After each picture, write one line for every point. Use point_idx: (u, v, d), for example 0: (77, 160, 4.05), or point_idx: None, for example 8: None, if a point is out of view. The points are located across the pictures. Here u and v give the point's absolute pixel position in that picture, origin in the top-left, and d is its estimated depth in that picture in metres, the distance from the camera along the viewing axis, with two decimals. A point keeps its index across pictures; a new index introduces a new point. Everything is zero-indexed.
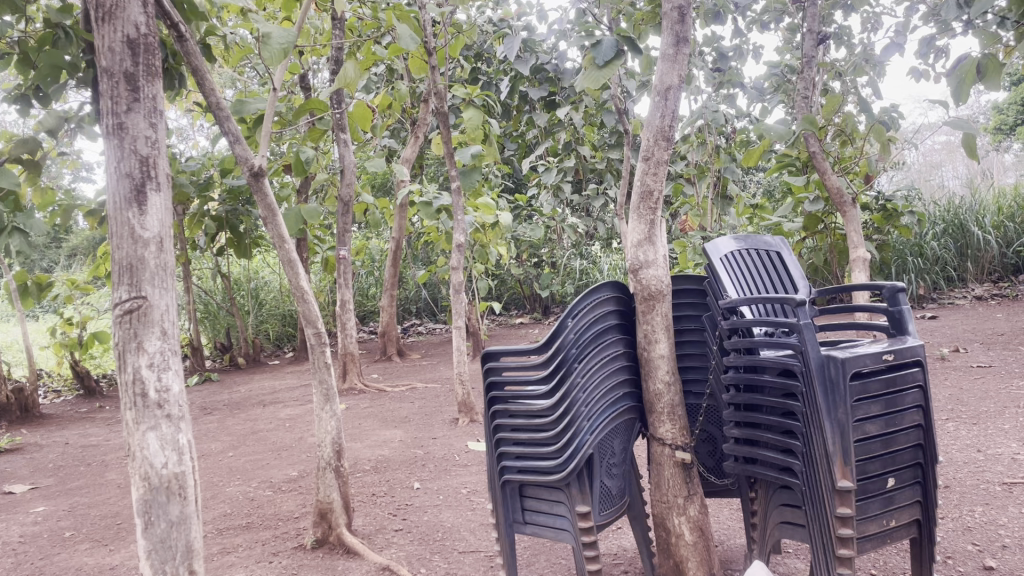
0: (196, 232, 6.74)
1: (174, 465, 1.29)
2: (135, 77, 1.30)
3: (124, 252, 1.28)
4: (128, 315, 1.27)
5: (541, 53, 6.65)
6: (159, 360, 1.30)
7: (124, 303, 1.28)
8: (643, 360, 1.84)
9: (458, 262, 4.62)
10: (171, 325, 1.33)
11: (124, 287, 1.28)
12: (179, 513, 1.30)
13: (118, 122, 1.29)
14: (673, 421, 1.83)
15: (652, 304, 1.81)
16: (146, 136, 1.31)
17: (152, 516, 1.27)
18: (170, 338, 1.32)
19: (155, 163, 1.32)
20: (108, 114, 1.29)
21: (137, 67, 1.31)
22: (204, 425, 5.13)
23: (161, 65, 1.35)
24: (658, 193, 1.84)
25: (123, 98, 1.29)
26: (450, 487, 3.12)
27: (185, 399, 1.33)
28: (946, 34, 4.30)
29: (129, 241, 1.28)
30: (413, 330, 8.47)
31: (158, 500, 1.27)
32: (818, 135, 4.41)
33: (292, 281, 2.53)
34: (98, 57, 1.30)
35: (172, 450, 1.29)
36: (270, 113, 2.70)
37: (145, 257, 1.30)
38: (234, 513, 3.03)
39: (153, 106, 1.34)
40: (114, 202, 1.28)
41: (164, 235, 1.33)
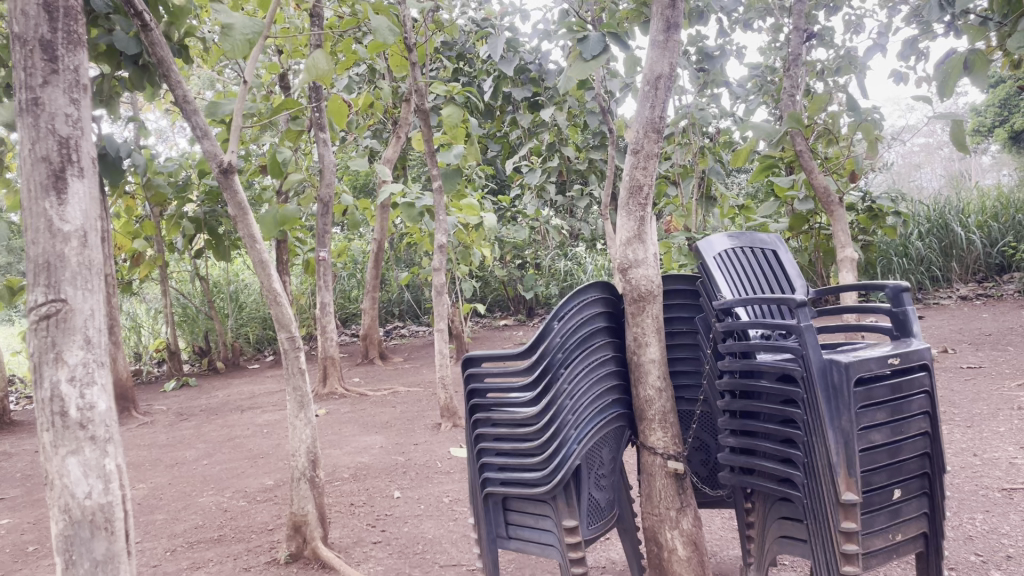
0: (173, 233, 6.58)
1: (100, 496, 1.22)
2: (53, 45, 1.24)
3: (41, 249, 1.21)
4: (45, 321, 1.20)
5: (524, 53, 6.56)
6: (82, 373, 1.22)
7: (40, 307, 1.20)
8: (633, 364, 1.74)
9: (440, 265, 4.50)
10: (95, 325, 1.25)
11: (41, 288, 1.20)
12: (104, 551, 1.22)
13: (33, 96, 1.22)
14: (664, 429, 1.73)
15: (642, 306, 1.71)
16: (66, 114, 1.24)
17: (74, 554, 1.20)
18: (95, 347, 1.25)
19: (76, 145, 1.25)
20: (23, 88, 1.22)
21: (55, 33, 1.24)
22: (179, 431, 5.00)
23: (85, 35, 1.29)
24: (648, 188, 1.74)
25: (39, 69, 1.22)
26: (432, 496, 3.01)
27: (112, 418, 1.26)
28: (929, 36, 4.25)
29: (46, 235, 1.20)
30: (396, 333, 8.34)
31: (80, 536, 1.20)
32: (804, 133, 4.33)
33: (264, 284, 2.40)
34: (12, 24, 1.24)
35: (96, 478, 1.22)
36: (240, 109, 2.57)
37: (65, 253, 1.22)
38: (206, 524, 2.90)
39: (75, 79, 1.27)
40: (29, 191, 1.21)
41: (88, 227, 1.25)
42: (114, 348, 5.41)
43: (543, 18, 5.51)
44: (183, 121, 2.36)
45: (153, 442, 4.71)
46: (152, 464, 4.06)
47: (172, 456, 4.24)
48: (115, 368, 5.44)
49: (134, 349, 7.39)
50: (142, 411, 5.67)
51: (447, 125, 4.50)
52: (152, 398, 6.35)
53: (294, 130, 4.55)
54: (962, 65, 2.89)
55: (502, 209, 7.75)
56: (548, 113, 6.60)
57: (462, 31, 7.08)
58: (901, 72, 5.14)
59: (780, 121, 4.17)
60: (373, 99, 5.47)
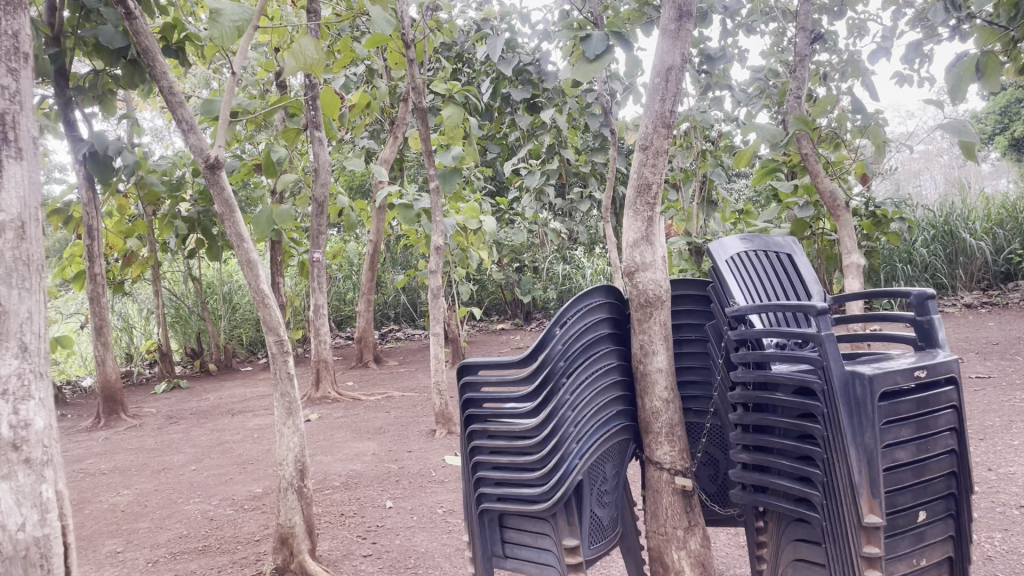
0: (166, 234, 6.46)
1: (34, 528, 1.28)
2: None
3: None
4: None
5: (524, 53, 6.47)
6: (16, 387, 1.29)
7: None
8: (639, 374, 1.64)
9: (437, 267, 4.40)
10: (35, 320, 1.35)
11: None
12: None
13: None
14: (671, 443, 1.63)
15: (649, 312, 1.61)
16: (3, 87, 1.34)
17: None
18: (30, 356, 1.32)
19: (13, 125, 1.35)
20: None
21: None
22: (168, 434, 4.89)
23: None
24: (657, 187, 1.64)
25: None
26: (425, 506, 2.90)
27: (47, 435, 1.33)
28: (932, 40, 4.18)
29: None
30: (391, 336, 8.24)
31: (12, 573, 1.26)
32: (810, 136, 4.22)
33: (251, 284, 2.31)
34: None
35: (30, 510, 1.28)
36: (228, 104, 2.47)
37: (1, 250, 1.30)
38: (190, 534, 2.80)
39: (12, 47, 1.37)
40: None
41: (24, 216, 1.34)
42: (103, 349, 5.32)
43: (544, 19, 5.43)
44: (168, 114, 2.25)
45: (142, 446, 4.61)
46: (138, 469, 3.97)
47: (159, 461, 4.13)
48: (104, 369, 5.34)
49: (126, 350, 7.30)
50: (132, 414, 5.57)
51: (447, 125, 4.41)
52: (142, 400, 6.25)
53: (291, 128, 4.48)
54: (974, 67, 2.76)
55: (500, 211, 7.65)
56: (548, 114, 6.53)
57: (462, 31, 6.99)
58: (904, 77, 5.06)
59: (786, 123, 4.07)
60: (371, 99, 5.40)
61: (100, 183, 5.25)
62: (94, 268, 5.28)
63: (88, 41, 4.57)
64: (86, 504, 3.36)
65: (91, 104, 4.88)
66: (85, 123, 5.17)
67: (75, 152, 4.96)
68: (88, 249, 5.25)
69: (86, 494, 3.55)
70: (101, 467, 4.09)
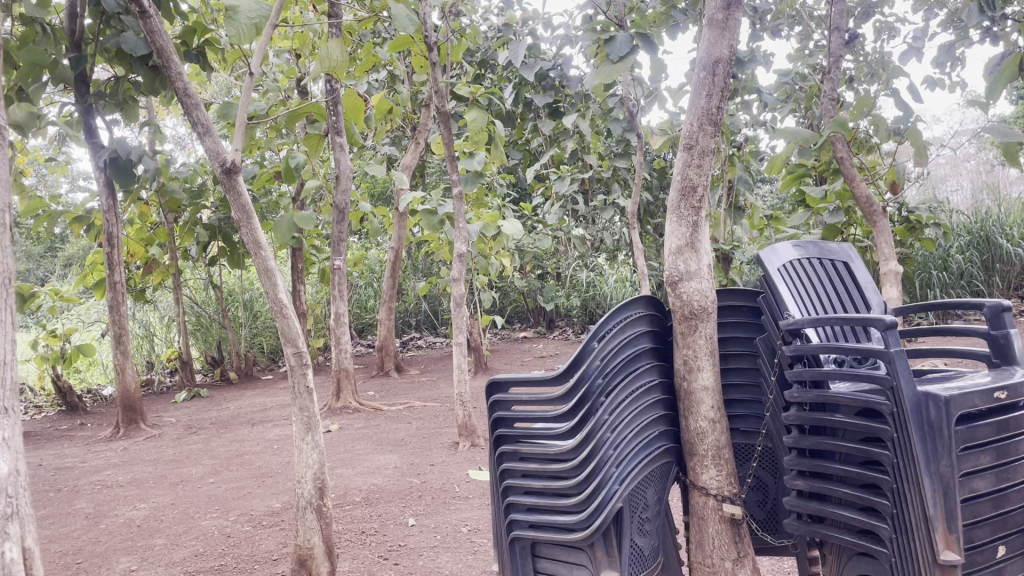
0: (187, 241, 6.42)
1: None
2: None
3: None
4: None
5: (546, 59, 6.37)
6: None
7: None
8: (683, 392, 1.52)
9: (460, 275, 4.29)
10: (3, 343, 1.48)
11: None
12: None
13: None
14: (718, 467, 1.51)
15: (694, 324, 1.49)
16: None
17: None
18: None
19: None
20: None
21: None
22: (187, 445, 4.82)
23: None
24: (702, 189, 1.51)
25: None
26: (449, 525, 2.79)
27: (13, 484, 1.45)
28: (966, 42, 4.02)
29: None
30: (412, 344, 8.14)
31: None
32: (846, 138, 4.04)
33: (269, 294, 2.21)
34: None
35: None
36: (245, 108, 2.38)
37: None
38: (206, 552, 2.70)
39: None
40: None
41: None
42: (122, 357, 5.26)
43: (567, 24, 5.32)
44: (182, 116, 2.15)
45: (161, 456, 4.54)
46: (155, 481, 3.88)
47: (177, 473, 4.05)
48: (124, 378, 5.29)
49: (147, 358, 7.24)
50: (151, 423, 5.51)
51: (471, 128, 4.30)
52: (162, 409, 6.20)
53: (313, 134, 4.39)
54: (1019, 65, 2.58)
55: (523, 218, 7.54)
56: (570, 120, 6.42)
57: (485, 38, 6.92)
58: (934, 79, 4.91)
59: (822, 125, 3.91)
60: (392, 105, 5.32)
61: (120, 190, 5.22)
62: (114, 276, 5.23)
63: (110, 48, 4.55)
64: (101, 518, 3.27)
65: (111, 111, 4.84)
66: (107, 130, 5.13)
67: (96, 159, 4.93)
68: (108, 256, 5.21)
69: (101, 508, 3.47)
70: (118, 479, 4.02)
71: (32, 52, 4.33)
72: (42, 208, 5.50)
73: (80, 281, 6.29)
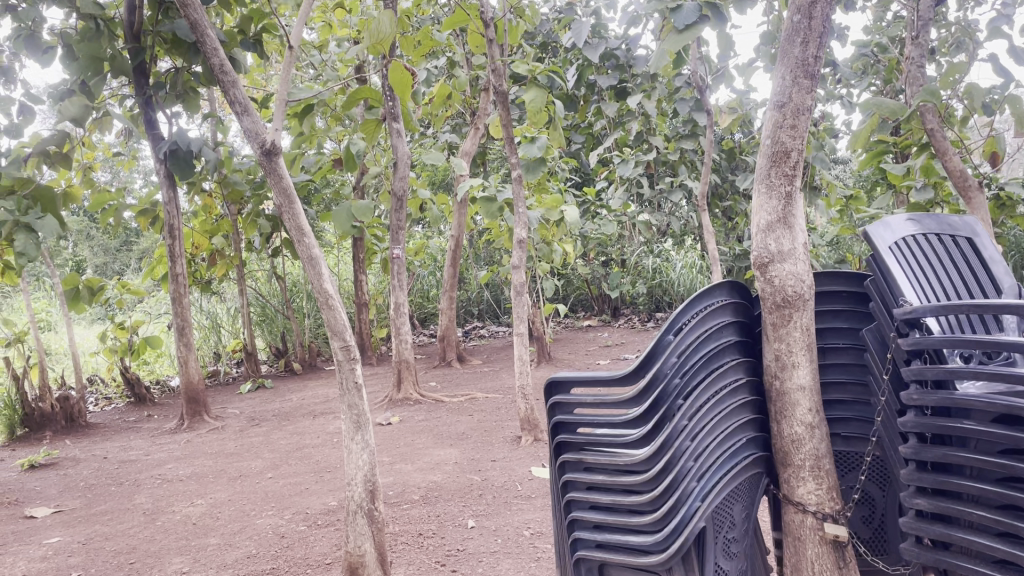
0: (250, 233, 6.39)
1: None
2: None
3: None
4: None
5: (611, 39, 6.11)
6: None
7: None
8: (775, 393, 1.30)
9: (520, 263, 4.10)
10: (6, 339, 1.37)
11: None
12: None
13: None
14: (818, 480, 1.29)
15: (788, 314, 1.27)
16: None
17: None
18: None
19: None
20: None
21: None
22: (249, 438, 4.77)
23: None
24: (798, 154, 1.28)
25: None
26: (510, 528, 2.61)
27: None
28: None
29: None
30: (475, 333, 8.01)
31: None
32: (938, 110, 3.55)
33: (315, 285, 2.07)
34: None
35: None
36: (287, 87, 2.25)
37: None
38: (259, 554, 2.59)
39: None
40: None
41: None
42: (186, 350, 5.25)
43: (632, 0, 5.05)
44: (220, 95, 2.01)
45: (222, 449, 4.50)
46: (215, 476, 3.82)
47: (237, 467, 3.99)
48: (187, 370, 5.28)
49: (214, 349, 7.27)
50: (215, 415, 5.49)
51: (529, 108, 4.03)
52: (227, 400, 6.21)
53: (370, 121, 4.24)
54: None
55: (586, 203, 7.31)
56: (636, 101, 6.16)
57: (547, 19, 6.70)
58: None
59: (913, 95, 3.54)
60: (451, 90, 5.12)
61: (180, 181, 5.17)
62: (176, 268, 5.21)
63: (167, 38, 4.49)
64: (159, 515, 3.21)
65: (170, 103, 4.78)
66: (167, 122, 5.10)
67: (157, 150, 4.90)
68: (169, 249, 5.18)
69: (160, 503, 3.41)
70: (179, 473, 3.98)
71: (90, 45, 4.27)
72: (108, 202, 5.52)
73: (147, 274, 6.31)
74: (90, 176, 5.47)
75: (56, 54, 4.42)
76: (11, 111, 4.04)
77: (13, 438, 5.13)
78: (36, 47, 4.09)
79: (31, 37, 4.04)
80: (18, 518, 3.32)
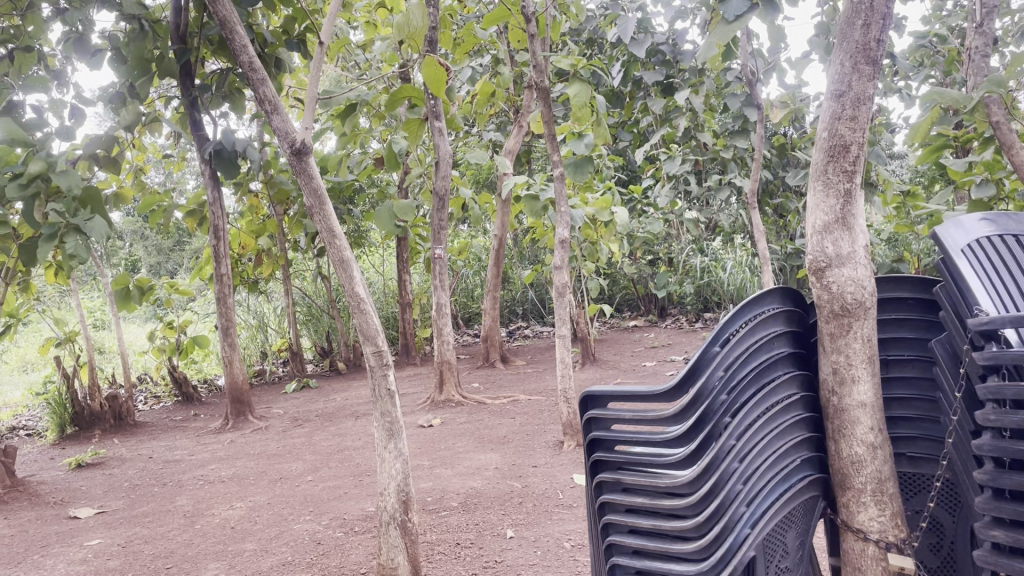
0: (296, 232, 6.42)
1: None
2: None
3: None
4: None
5: (657, 34, 5.98)
6: None
7: None
8: (832, 410, 1.19)
9: (563, 264, 4.00)
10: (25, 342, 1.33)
11: None
12: None
13: None
14: (881, 506, 1.18)
15: (848, 323, 1.16)
16: None
17: None
18: None
19: None
20: None
21: None
22: (291, 439, 4.76)
23: None
24: (859, 148, 1.17)
25: None
26: (550, 539, 2.52)
27: None
28: None
29: None
30: (519, 333, 7.94)
31: None
32: (1007, 101, 3.32)
33: (346, 288, 2.02)
34: None
35: None
36: (319, 85, 2.20)
37: None
38: (294, 561, 2.54)
39: None
40: None
41: None
42: (231, 350, 5.27)
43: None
44: (250, 93, 1.96)
45: (265, 450, 4.50)
46: (256, 478, 3.80)
47: (278, 469, 3.98)
48: (232, 371, 5.29)
49: (260, 348, 7.32)
50: (259, 415, 5.50)
51: (572, 104, 3.90)
52: (272, 399, 6.23)
53: (412, 120, 4.18)
54: None
55: (632, 201, 7.18)
56: (684, 97, 6.01)
57: (592, 15, 6.59)
58: None
59: (980, 85, 3.32)
60: (494, 88, 5.04)
61: (225, 182, 5.19)
62: (221, 269, 5.22)
63: (212, 40, 4.49)
64: (198, 517, 3.20)
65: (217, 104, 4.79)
66: (213, 123, 5.11)
67: (203, 152, 4.92)
68: (214, 250, 5.20)
69: (200, 505, 3.41)
70: (221, 474, 3.98)
71: (136, 47, 4.28)
72: (157, 203, 5.57)
73: (195, 274, 6.36)
74: (140, 178, 5.53)
75: (106, 57, 4.45)
76: (63, 114, 4.08)
77: (63, 436, 5.21)
78: (85, 50, 4.10)
79: (81, 41, 4.07)
80: (62, 518, 3.34)
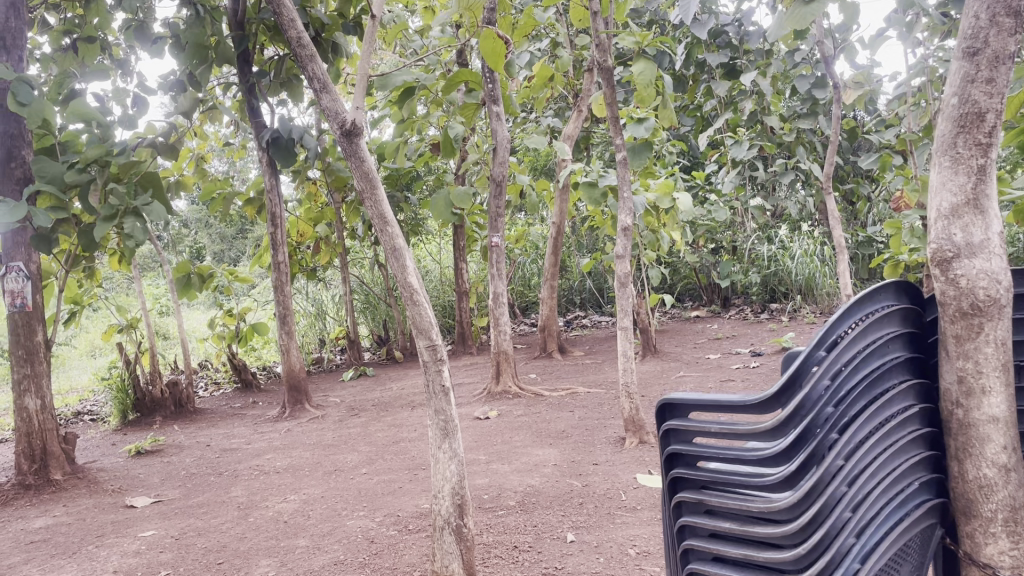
0: (353, 220, 6.36)
1: None
2: None
3: None
4: None
5: (723, 15, 5.71)
6: None
7: None
8: (957, 426, 1.02)
9: (625, 253, 3.82)
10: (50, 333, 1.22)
11: None
12: None
13: None
14: (1014, 538, 1.00)
15: (978, 324, 0.99)
16: None
17: None
18: None
19: None
20: None
21: None
22: (347, 429, 4.70)
23: None
24: (996, 116, 1.00)
25: None
26: (613, 544, 2.37)
27: None
28: None
29: None
30: (577, 323, 7.78)
31: None
32: None
33: (398, 278, 1.90)
34: None
35: None
36: (371, 64, 2.07)
37: None
38: (347, 561, 2.45)
39: None
40: None
41: None
42: (288, 338, 5.24)
43: None
44: (299, 73, 1.85)
45: (320, 440, 4.44)
46: (310, 470, 3.75)
47: (333, 460, 3.91)
48: (289, 359, 5.26)
49: (318, 336, 7.30)
50: (316, 404, 5.46)
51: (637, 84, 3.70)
52: (329, 388, 6.21)
53: (468, 104, 4.04)
54: None
55: (695, 187, 6.94)
56: (750, 79, 5.74)
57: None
58: None
59: None
60: (552, 71, 4.86)
61: (281, 169, 5.14)
62: (278, 257, 5.18)
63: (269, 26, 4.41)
64: (251, 510, 3.15)
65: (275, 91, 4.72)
66: (270, 110, 5.05)
67: (260, 138, 4.87)
68: (272, 238, 5.15)
69: (255, 497, 3.36)
70: (277, 464, 3.93)
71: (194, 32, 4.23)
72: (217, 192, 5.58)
73: (254, 262, 6.36)
74: (201, 166, 5.52)
75: (166, 46, 4.42)
76: (125, 103, 4.06)
77: (125, 421, 5.26)
78: (145, 37, 4.06)
79: (140, 28, 4.03)
80: (119, 507, 3.33)
